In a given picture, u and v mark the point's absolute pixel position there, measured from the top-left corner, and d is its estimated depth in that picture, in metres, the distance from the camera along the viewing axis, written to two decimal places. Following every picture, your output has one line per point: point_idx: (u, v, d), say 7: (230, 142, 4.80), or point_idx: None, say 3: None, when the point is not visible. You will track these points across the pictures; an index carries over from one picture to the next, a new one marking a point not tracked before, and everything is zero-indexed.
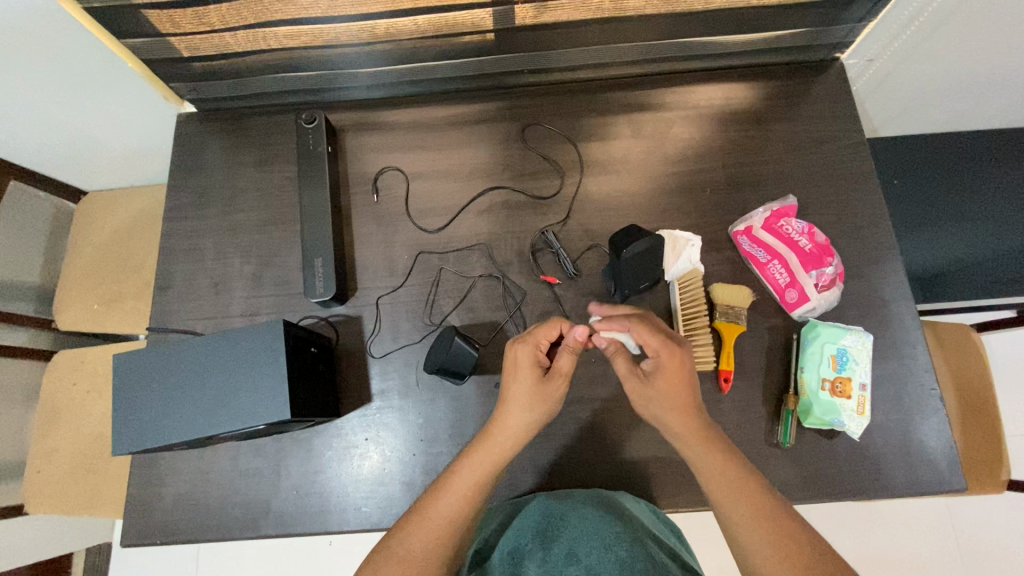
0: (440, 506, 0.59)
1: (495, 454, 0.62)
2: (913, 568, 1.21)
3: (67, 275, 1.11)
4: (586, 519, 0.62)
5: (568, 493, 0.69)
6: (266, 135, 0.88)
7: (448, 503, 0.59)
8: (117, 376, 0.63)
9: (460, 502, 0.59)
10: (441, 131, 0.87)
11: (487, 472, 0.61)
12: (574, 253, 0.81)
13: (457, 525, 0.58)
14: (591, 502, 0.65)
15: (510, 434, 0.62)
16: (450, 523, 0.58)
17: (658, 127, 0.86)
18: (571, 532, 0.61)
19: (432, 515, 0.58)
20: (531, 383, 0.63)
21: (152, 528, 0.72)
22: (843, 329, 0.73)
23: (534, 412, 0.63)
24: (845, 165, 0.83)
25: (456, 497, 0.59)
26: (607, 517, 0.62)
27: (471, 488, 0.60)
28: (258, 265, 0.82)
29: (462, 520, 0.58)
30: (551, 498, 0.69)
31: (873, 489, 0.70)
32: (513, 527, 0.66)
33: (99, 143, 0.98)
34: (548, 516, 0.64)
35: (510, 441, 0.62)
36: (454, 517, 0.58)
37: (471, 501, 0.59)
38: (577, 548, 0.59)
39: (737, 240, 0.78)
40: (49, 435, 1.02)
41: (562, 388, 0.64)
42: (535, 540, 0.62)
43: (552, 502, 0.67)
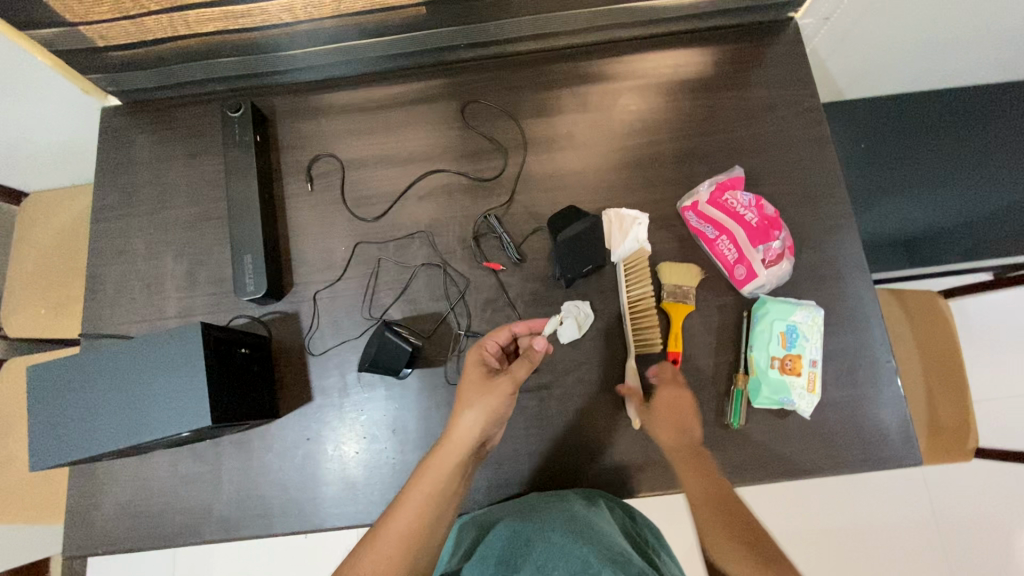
0: (393, 525, 0.56)
1: (445, 464, 0.60)
2: (888, 536, 1.21)
3: (14, 281, 1.08)
4: (551, 542, 0.59)
5: (533, 505, 0.66)
6: (194, 126, 0.84)
7: (402, 520, 0.56)
8: (31, 388, 0.60)
9: (415, 520, 0.56)
10: (377, 114, 0.83)
11: (439, 482, 0.59)
12: (518, 237, 0.78)
13: (413, 545, 0.55)
14: (556, 520, 0.62)
15: (459, 440, 0.62)
16: (402, 541, 0.55)
17: (604, 100, 0.82)
18: (537, 558, 0.58)
19: (385, 535, 0.55)
20: (477, 386, 0.64)
21: (92, 539, 0.70)
22: (793, 305, 0.70)
23: (483, 416, 0.63)
24: (799, 131, 0.79)
25: (410, 517, 0.56)
26: (572, 536, 0.58)
27: (423, 502, 0.57)
28: (191, 264, 0.79)
29: (417, 534, 0.56)
30: (516, 517, 0.65)
31: (825, 467, 0.69)
32: (480, 556, 0.63)
33: (28, 143, 0.94)
34: (513, 541, 0.61)
35: (461, 448, 0.61)
36: (408, 536, 0.55)
37: (424, 514, 0.57)
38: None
39: (685, 216, 0.75)
40: (4, 444, 1.00)
41: (509, 387, 0.64)
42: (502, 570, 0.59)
43: (516, 524, 0.63)
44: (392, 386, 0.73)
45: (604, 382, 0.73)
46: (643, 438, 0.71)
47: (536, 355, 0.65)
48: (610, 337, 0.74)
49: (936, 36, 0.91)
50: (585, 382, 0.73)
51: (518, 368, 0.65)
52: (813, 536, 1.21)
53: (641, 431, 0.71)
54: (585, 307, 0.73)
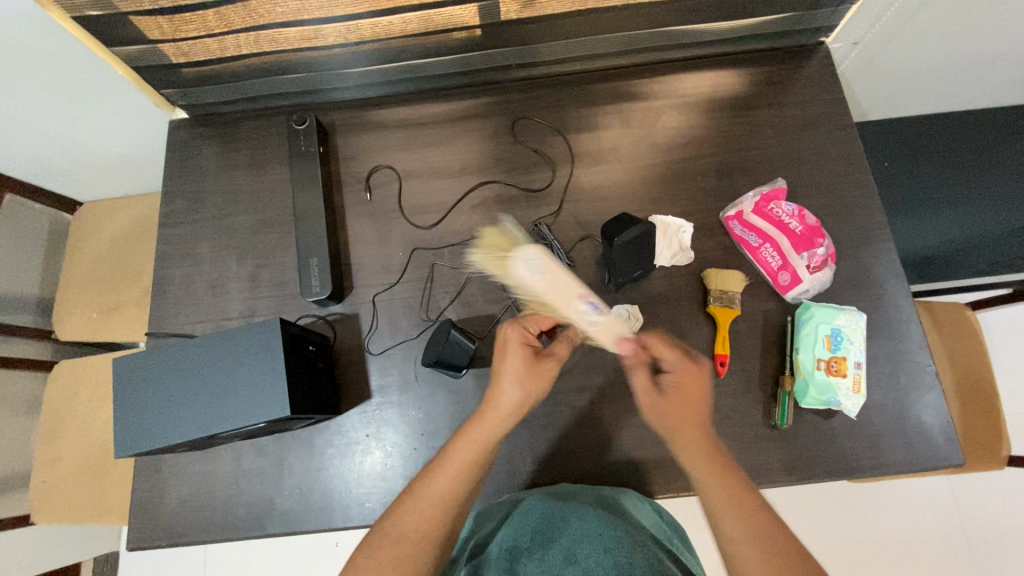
0: (434, 490, 0.58)
1: (484, 432, 0.61)
2: (919, 548, 1.21)
3: (66, 286, 1.12)
4: (589, 521, 0.59)
5: (566, 494, 0.68)
6: (257, 138, 0.88)
7: (445, 483, 0.58)
8: (119, 379, 0.64)
9: (457, 484, 0.58)
10: (432, 127, 0.88)
11: (480, 449, 0.60)
12: (568, 244, 0.82)
13: (451, 507, 0.58)
14: (593, 504, 0.63)
15: (501, 414, 0.62)
16: (444, 504, 0.57)
17: (647, 116, 0.86)
18: (572, 533, 0.58)
19: (427, 496, 0.57)
20: (524, 363, 0.63)
21: (156, 530, 0.72)
22: (836, 310, 0.72)
23: (527, 395, 0.63)
24: (834, 147, 0.84)
25: (450, 480, 0.58)
26: (609, 520, 0.59)
27: (466, 469, 0.59)
28: (254, 267, 0.83)
29: (457, 500, 0.58)
30: (552, 498, 0.66)
31: (871, 467, 0.71)
32: (516, 524, 0.64)
33: (93, 151, 0.98)
34: (549, 517, 0.62)
35: (501, 420, 0.62)
36: (449, 498, 0.58)
37: (465, 481, 0.59)
38: (576, 549, 0.55)
39: (729, 225, 0.78)
40: (52, 444, 1.03)
41: (554, 370, 0.65)
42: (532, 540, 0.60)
43: (553, 504, 0.64)
44: (448, 386, 0.75)
45: None
46: None
47: (574, 337, 0.69)
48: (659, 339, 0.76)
49: (958, 59, 0.96)
50: (636, 383, 0.75)
51: (560, 352, 0.65)
52: (845, 548, 1.21)
53: None
54: (635, 310, 0.76)
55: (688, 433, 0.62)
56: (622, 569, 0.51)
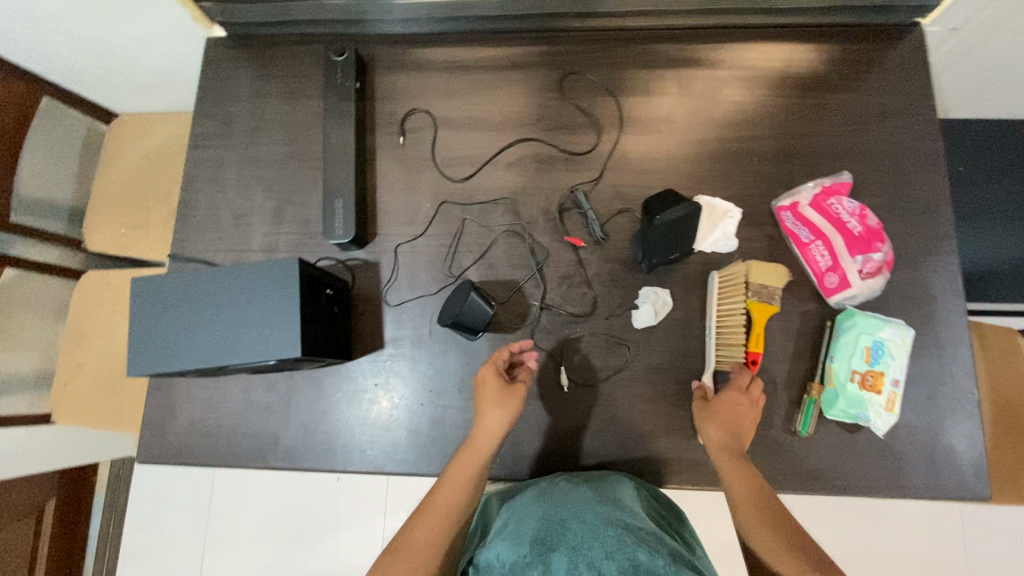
0: (439, 502, 0.63)
1: (476, 455, 0.65)
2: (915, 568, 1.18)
3: (98, 198, 1.12)
4: (587, 524, 0.57)
5: (554, 487, 0.65)
6: (293, 66, 0.84)
7: (445, 496, 0.63)
8: (134, 299, 0.64)
9: (458, 497, 0.63)
10: (476, 73, 0.82)
11: (471, 473, 0.64)
12: (603, 215, 0.77)
13: (456, 518, 0.62)
14: (590, 505, 0.60)
15: (487, 437, 0.66)
16: (449, 514, 0.62)
17: (709, 87, 0.79)
18: (572, 537, 0.56)
19: (432, 510, 0.62)
20: (498, 398, 0.67)
21: (165, 448, 0.74)
22: (882, 321, 0.67)
23: (507, 419, 0.67)
24: (910, 145, 0.76)
25: (449, 496, 0.63)
26: (607, 520, 0.57)
27: (463, 486, 0.64)
28: (279, 201, 0.81)
29: (459, 512, 0.63)
30: (548, 498, 0.63)
31: (891, 489, 0.67)
32: (507, 536, 0.60)
33: (131, 62, 0.96)
34: (545, 522, 0.59)
35: (490, 442, 0.66)
36: (452, 511, 0.62)
37: (465, 495, 0.63)
38: (580, 558, 0.53)
39: (781, 216, 0.73)
40: (78, 350, 1.06)
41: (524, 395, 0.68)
42: (534, 550, 0.56)
43: (545, 508, 0.61)
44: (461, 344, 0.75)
45: (674, 372, 0.72)
46: None
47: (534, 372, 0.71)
48: (686, 328, 0.73)
49: None
50: (655, 369, 0.72)
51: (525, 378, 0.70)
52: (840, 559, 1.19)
53: None
54: (664, 291, 0.73)
55: (712, 432, 0.65)
56: None
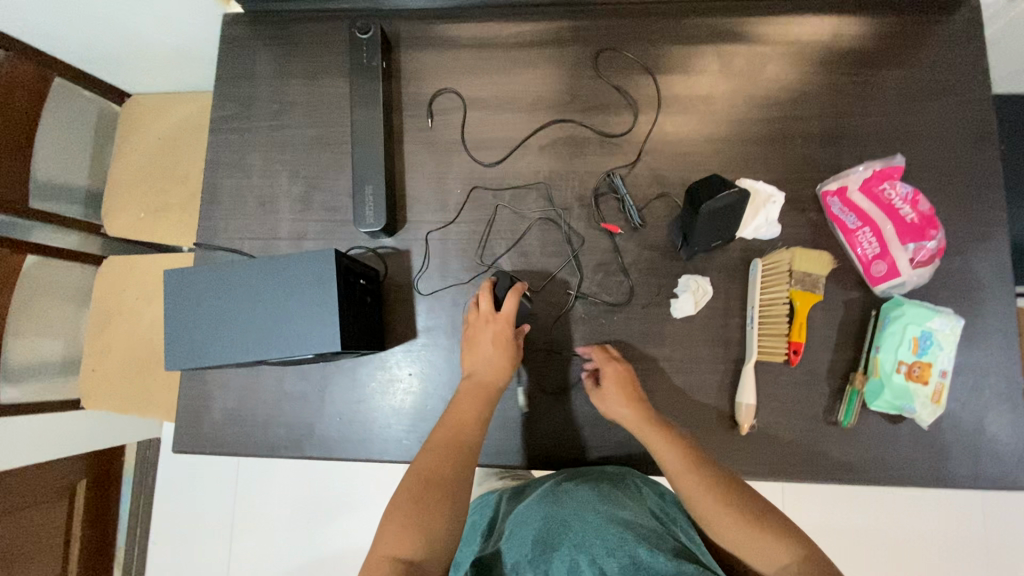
0: (442, 438, 0.64)
1: (480, 393, 0.67)
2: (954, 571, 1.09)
3: (114, 182, 1.10)
4: (588, 522, 0.60)
5: (561, 486, 0.67)
6: (314, 44, 0.81)
7: (451, 433, 0.64)
8: (170, 293, 0.64)
9: (463, 434, 0.64)
10: (506, 50, 0.78)
11: (477, 415, 0.66)
12: (640, 200, 0.74)
13: (464, 451, 0.63)
14: (593, 501, 0.62)
15: (488, 373, 0.68)
16: (456, 449, 0.63)
17: (752, 63, 0.76)
18: (573, 537, 0.59)
19: (438, 445, 0.64)
20: (506, 343, 0.68)
21: (201, 438, 0.74)
22: (931, 311, 0.65)
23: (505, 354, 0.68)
24: (963, 124, 0.73)
25: (455, 439, 0.64)
26: (608, 518, 0.59)
27: (469, 428, 0.65)
28: (306, 187, 0.79)
29: (469, 447, 0.64)
30: (552, 499, 0.65)
31: (935, 479, 0.66)
32: (515, 536, 0.63)
33: (143, 40, 0.92)
34: (548, 522, 0.62)
35: (491, 377, 0.68)
36: (458, 445, 0.63)
37: (470, 432, 0.65)
38: (580, 558, 0.56)
39: (826, 202, 0.70)
40: (103, 337, 1.06)
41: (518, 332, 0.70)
42: (537, 551, 0.59)
43: (549, 506, 0.64)
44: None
45: (714, 362, 0.71)
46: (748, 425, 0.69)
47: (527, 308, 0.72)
48: (726, 317, 0.71)
49: None
50: (693, 359, 0.71)
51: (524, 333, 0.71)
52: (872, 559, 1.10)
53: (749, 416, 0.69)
54: (705, 282, 0.71)
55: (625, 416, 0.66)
56: None
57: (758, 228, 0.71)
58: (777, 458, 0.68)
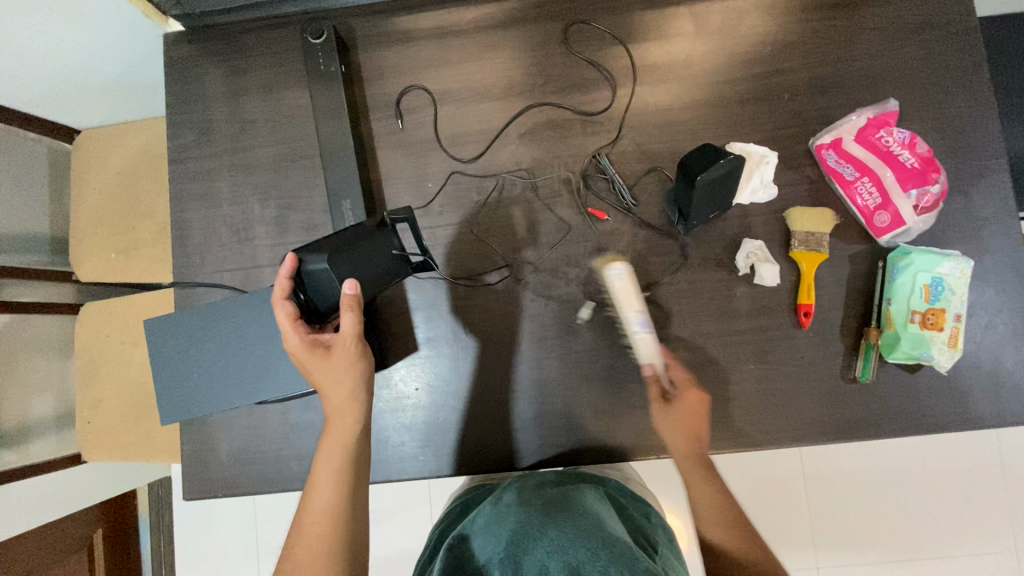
0: (314, 505, 0.58)
1: (341, 436, 0.61)
2: (967, 504, 1.12)
3: (78, 225, 1.05)
4: (565, 531, 0.50)
5: (545, 498, 0.58)
6: (266, 55, 0.76)
7: (319, 500, 0.59)
8: (154, 346, 0.63)
9: (331, 493, 0.59)
10: (469, 37, 0.74)
11: (337, 466, 0.60)
12: (629, 178, 0.72)
13: (336, 516, 0.58)
14: (576, 515, 0.53)
15: (339, 409, 0.61)
16: (327, 518, 0.58)
17: (728, 19, 0.72)
18: (547, 540, 0.49)
19: (306, 521, 0.58)
20: (338, 367, 0.60)
21: (211, 482, 0.71)
22: (940, 255, 0.64)
23: (347, 378, 0.60)
24: (952, 56, 0.70)
25: (322, 506, 0.58)
26: (586, 530, 0.49)
27: (333, 483, 0.59)
28: (281, 209, 0.75)
29: (341, 511, 0.58)
30: (532, 508, 0.56)
31: (957, 423, 0.66)
32: (486, 537, 0.54)
33: (82, 72, 0.86)
34: (524, 525, 0.52)
35: (343, 416, 0.60)
36: (333, 511, 0.58)
37: (339, 489, 0.59)
38: (549, 562, 0.46)
39: (822, 155, 0.68)
40: (94, 387, 1.03)
41: (347, 347, 0.60)
42: (507, 551, 0.49)
43: (527, 512, 0.54)
44: (366, 267, 0.62)
45: (725, 335, 0.69)
46: (767, 395, 0.68)
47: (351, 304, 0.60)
48: (732, 288, 0.69)
49: None
50: (703, 335, 0.69)
51: (346, 323, 0.59)
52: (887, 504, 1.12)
53: (769, 385, 0.68)
54: (760, 245, 0.68)
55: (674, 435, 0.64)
56: None
57: (753, 190, 0.69)
58: (799, 423, 0.67)
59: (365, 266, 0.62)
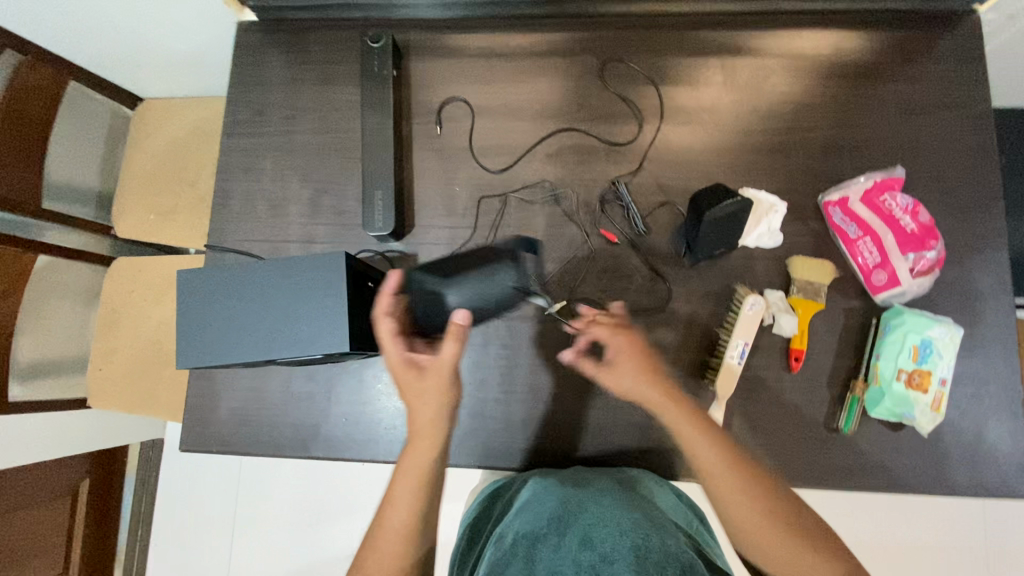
0: (388, 522, 0.60)
1: (421, 457, 0.62)
2: None
3: (124, 184, 1.11)
4: (604, 505, 0.56)
5: (580, 477, 0.64)
6: (327, 52, 0.82)
7: (395, 518, 0.60)
8: (181, 296, 0.67)
9: (410, 509, 0.60)
10: (514, 60, 0.80)
11: (418, 485, 0.61)
12: (644, 208, 0.76)
13: (411, 534, 0.60)
14: (611, 491, 0.59)
15: (424, 430, 0.63)
16: (400, 536, 0.59)
17: (755, 75, 0.77)
18: (588, 516, 0.55)
19: (382, 536, 0.60)
20: (435, 391, 0.63)
21: (208, 437, 0.75)
22: (931, 320, 0.66)
23: (437, 403, 0.63)
24: (962, 137, 0.74)
25: (399, 522, 0.60)
26: (626, 506, 0.56)
27: (410, 501, 0.60)
28: (316, 191, 0.80)
29: (416, 528, 0.60)
30: (567, 483, 0.62)
31: (934, 487, 0.67)
32: (526, 509, 0.59)
33: (158, 45, 0.94)
34: (565, 501, 0.58)
35: (427, 437, 0.63)
36: (407, 529, 0.60)
37: (414, 509, 0.60)
38: (594, 532, 0.52)
39: (828, 211, 0.72)
40: (111, 336, 1.07)
41: (443, 373, 0.63)
42: (551, 521, 0.55)
43: (569, 489, 0.60)
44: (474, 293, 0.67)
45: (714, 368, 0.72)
46: (748, 432, 0.70)
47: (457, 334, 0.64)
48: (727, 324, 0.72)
49: None
50: (694, 365, 0.72)
51: (449, 351, 0.63)
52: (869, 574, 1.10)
53: (750, 422, 0.70)
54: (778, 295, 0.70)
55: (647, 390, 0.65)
56: (639, 557, 0.47)
57: (761, 237, 0.72)
58: (776, 464, 0.69)
59: (477, 290, 0.67)
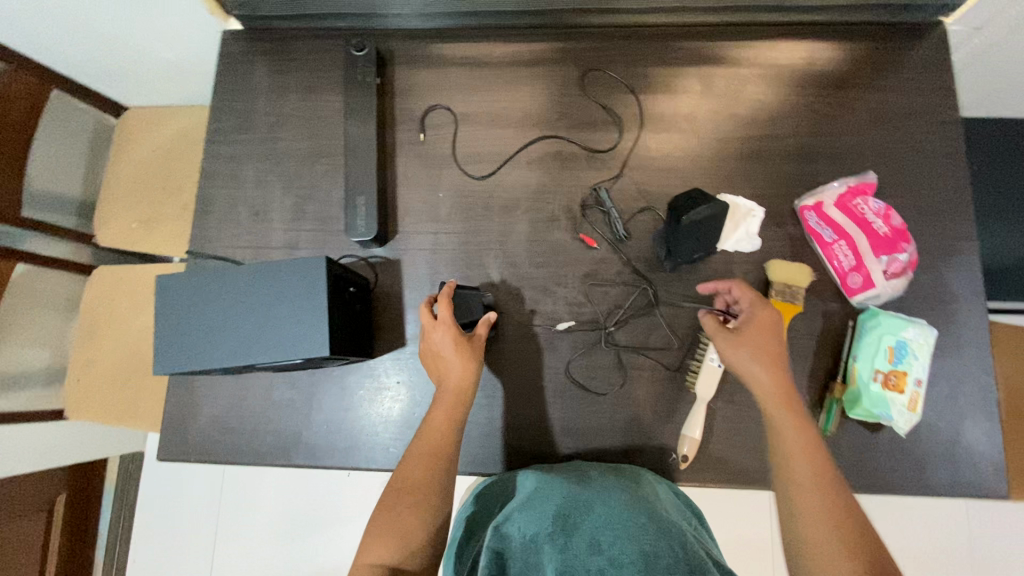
0: (418, 446, 0.64)
1: (453, 403, 0.65)
2: None
3: (106, 193, 1.11)
4: (612, 509, 0.56)
5: (584, 472, 0.63)
6: (312, 61, 0.83)
7: (426, 442, 0.64)
8: (160, 301, 0.67)
9: (444, 440, 0.64)
10: (497, 69, 0.81)
11: (450, 420, 0.65)
12: (625, 213, 0.77)
13: (439, 461, 0.63)
14: (618, 488, 0.59)
15: (457, 384, 0.66)
16: (432, 459, 0.63)
17: (732, 84, 0.79)
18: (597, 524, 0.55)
19: (413, 456, 0.64)
20: (463, 356, 0.66)
21: (186, 446, 0.74)
22: (905, 321, 0.68)
23: (470, 366, 0.66)
24: (933, 144, 0.76)
25: (429, 445, 0.64)
26: (635, 507, 0.56)
27: (443, 432, 0.64)
28: (299, 197, 0.80)
29: (445, 456, 0.64)
30: (571, 477, 0.62)
31: (911, 486, 0.68)
32: (530, 504, 0.58)
33: (142, 54, 0.94)
34: (572, 501, 0.57)
35: (462, 388, 0.66)
36: (433, 454, 0.63)
37: (445, 438, 0.64)
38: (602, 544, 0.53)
39: (804, 216, 0.73)
40: (90, 346, 1.06)
41: (478, 346, 0.68)
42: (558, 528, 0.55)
43: (574, 485, 0.60)
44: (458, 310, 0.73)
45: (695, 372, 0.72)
46: (729, 434, 0.70)
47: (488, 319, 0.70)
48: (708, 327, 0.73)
49: None
50: (676, 368, 0.73)
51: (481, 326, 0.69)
52: None
53: (730, 424, 0.71)
54: None
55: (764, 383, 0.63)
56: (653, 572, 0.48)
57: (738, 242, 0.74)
58: (755, 466, 0.69)
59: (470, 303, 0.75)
